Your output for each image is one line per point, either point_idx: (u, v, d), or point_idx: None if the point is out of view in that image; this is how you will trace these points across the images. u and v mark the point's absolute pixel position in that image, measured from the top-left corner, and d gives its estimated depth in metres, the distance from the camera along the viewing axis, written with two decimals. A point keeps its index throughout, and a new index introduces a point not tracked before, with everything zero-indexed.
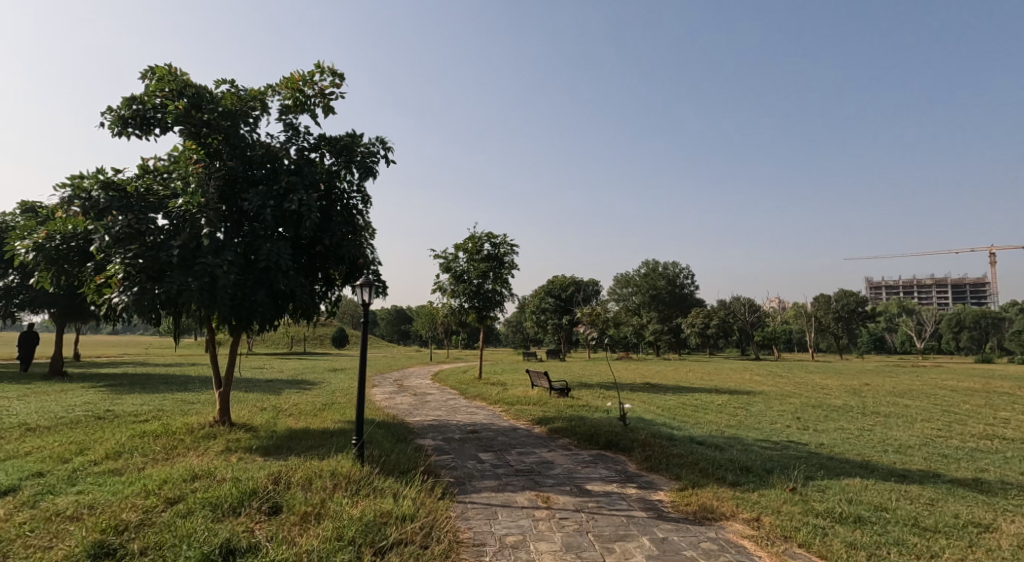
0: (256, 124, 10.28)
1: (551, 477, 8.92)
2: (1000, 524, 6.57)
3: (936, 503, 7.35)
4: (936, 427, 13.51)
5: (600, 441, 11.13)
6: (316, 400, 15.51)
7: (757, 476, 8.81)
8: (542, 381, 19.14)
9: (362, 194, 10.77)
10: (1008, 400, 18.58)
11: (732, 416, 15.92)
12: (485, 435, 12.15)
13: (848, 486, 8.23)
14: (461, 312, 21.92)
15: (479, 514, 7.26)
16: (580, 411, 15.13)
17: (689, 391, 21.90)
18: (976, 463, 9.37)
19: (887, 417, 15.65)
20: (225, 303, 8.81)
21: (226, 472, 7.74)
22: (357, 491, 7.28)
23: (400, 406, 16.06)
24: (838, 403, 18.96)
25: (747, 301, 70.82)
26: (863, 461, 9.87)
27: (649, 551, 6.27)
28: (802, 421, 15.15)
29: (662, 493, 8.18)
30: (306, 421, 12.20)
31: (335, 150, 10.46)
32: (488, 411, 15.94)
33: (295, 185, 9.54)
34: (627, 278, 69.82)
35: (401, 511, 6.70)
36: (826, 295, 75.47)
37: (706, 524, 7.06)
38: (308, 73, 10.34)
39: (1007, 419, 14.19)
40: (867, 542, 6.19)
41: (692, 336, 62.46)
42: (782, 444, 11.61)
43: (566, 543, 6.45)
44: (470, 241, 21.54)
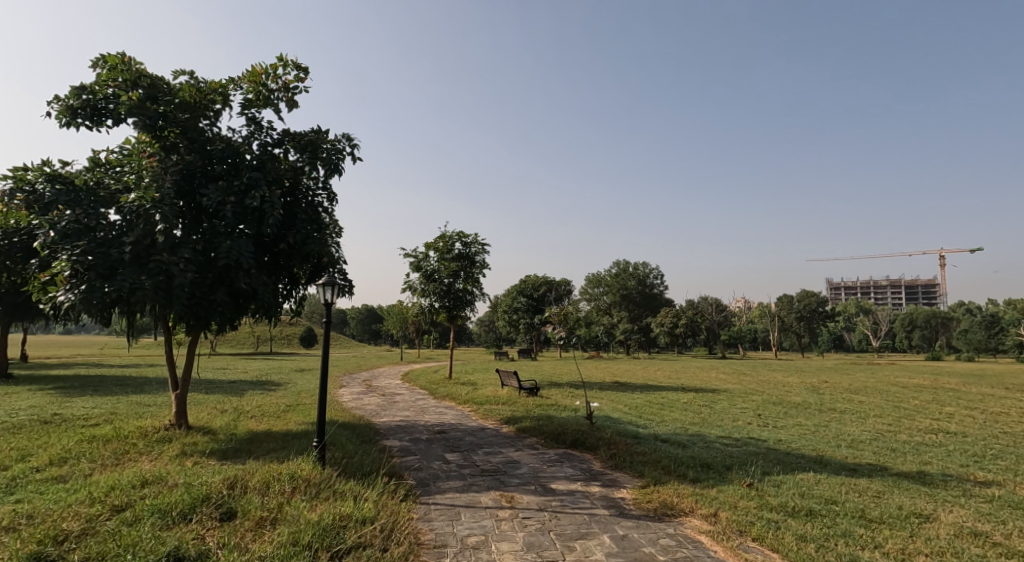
0: (217, 118, 10.01)
1: (516, 477, 8.91)
2: (940, 514, 6.83)
3: (882, 495, 7.60)
4: (887, 422, 13.98)
5: (566, 440, 11.19)
6: (281, 402, 15.21)
7: (716, 472, 8.98)
8: (511, 380, 19.12)
9: (327, 192, 10.59)
10: (956, 396, 19.37)
11: (698, 414, 16.17)
12: (452, 435, 12.07)
13: (801, 480, 8.44)
14: (431, 312, 21.74)
15: (442, 515, 7.20)
16: (549, 411, 15.18)
17: (656, 390, 22.13)
18: (921, 457, 9.75)
19: (842, 413, 16.16)
20: (181, 303, 8.51)
21: (178, 478, 7.49)
22: (316, 495, 7.14)
23: (367, 406, 15.85)
24: (798, 400, 19.45)
25: (714, 301, 72.22)
26: (818, 456, 10.17)
27: (608, 549, 6.32)
28: (762, 418, 15.52)
29: (624, 491, 8.26)
30: (268, 424, 11.92)
31: (299, 146, 10.22)
32: (456, 411, 15.86)
33: (257, 181, 9.30)
34: (598, 278, 70.60)
35: (360, 514, 6.60)
36: (788, 295, 77.51)
37: (665, 520, 7.16)
38: (271, 66, 10.10)
39: (953, 415, 14.77)
40: (816, 535, 6.35)
41: (661, 334, 63.36)
42: (742, 441, 11.87)
43: (528, 543, 6.45)
44: (441, 240, 21.39)
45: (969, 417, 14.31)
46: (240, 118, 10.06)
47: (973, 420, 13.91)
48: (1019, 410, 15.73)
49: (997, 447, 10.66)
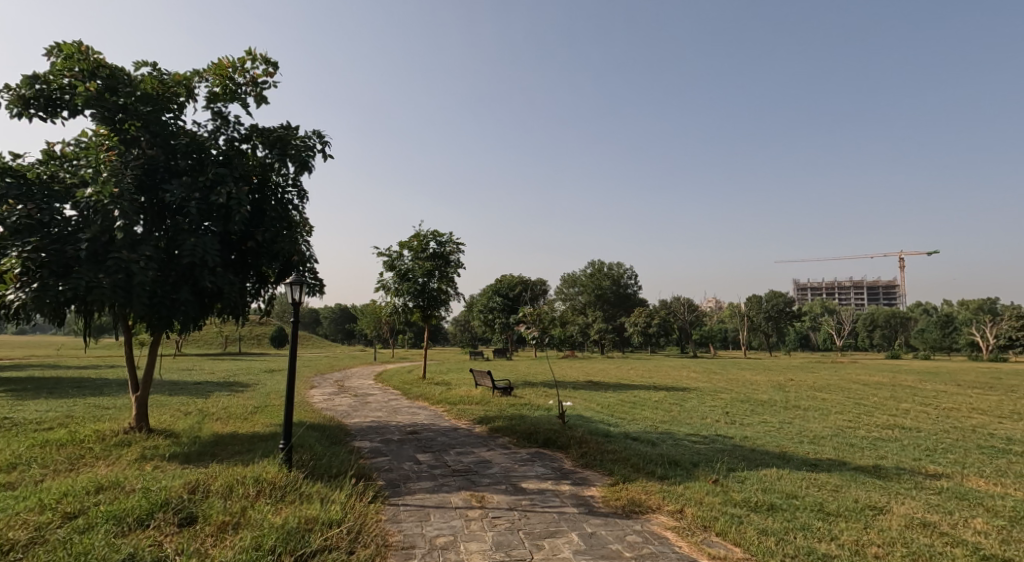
0: (181, 111, 9.75)
1: (487, 477, 8.90)
2: (893, 506, 7.06)
3: (840, 489, 7.81)
4: (848, 419, 14.41)
5: (539, 439, 11.23)
6: (248, 403, 14.93)
7: (684, 469, 9.13)
8: (484, 379, 19.07)
9: (297, 189, 10.40)
10: (912, 393, 20.05)
11: (668, 412, 16.38)
12: (424, 435, 12.01)
13: (764, 476, 8.64)
14: (404, 311, 21.58)
15: (411, 516, 7.15)
16: (521, 410, 15.23)
17: (629, 389, 22.34)
18: (878, 451, 10.08)
19: (806, 410, 16.59)
20: (141, 301, 8.26)
21: (136, 482, 7.29)
22: (281, 498, 7.01)
23: (338, 406, 15.65)
24: (765, 398, 19.87)
25: (687, 300, 73.40)
26: (781, 451, 10.43)
27: (576, 546, 6.37)
28: (730, 416, 15.84)
29: (594, 489, 8.33)
30: (234, 425, 11.68)
31: (268, 142, 10.01)
32: (429, 411, 15.79)
33: (223, 177, 9.06)
34: (574, 278, 71.19)
35: (327, 516, 6.52)
36: (758, 295, 79.20)
37: (633, 517, 7.23)
38: (238, 60, 9.89)
39: (909, 411, 15.29)
40: (777, 529, 6.50)
41: (634, 334, 64.06)
42: (710, 438, 12.10)
43: (496, 542, 6.46)
44: (415, 239, 21.25)
45: (924, 413, 14.84)
46: (205, 112, 9.82)
47: (927, 415, 14.44)
48: (969, 406, 16.37)
49: (949, 441, 11.09)
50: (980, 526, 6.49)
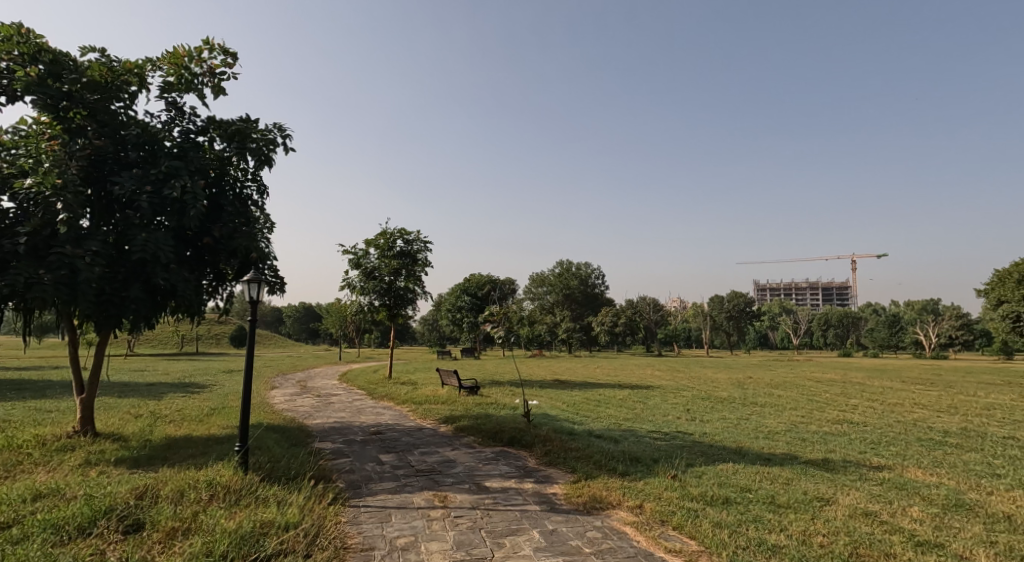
0: (132, 101, 9.39)
1: (451, 476, 8.88)
2: (839, 497, 7.34)
3: (791, 482, 8.08)
4: (801, 414, 14.90)
5: (503, 438, 11.27)
6: (204, 405, 14.52)
7: (644, 465, 9.29)
8: (451, 379, 18.98)
9: (256, 183, 10.15)
10: (861, 389, 20.90)
11: (631, 410, 16.62)
12: (388, 436, 11.89)
13: (721, 470, 8.86)
14: (370, 310, 21.31)
15: (371, 517, 7.08)
16: (487, 409, 15.23)
17: (594, 387, 22.55)
18: (827, 445, 10.46)
19: (763, 407, 17.12)
20: (87, 299, 7.94)
21: (79, 489, 7.00)
22: (235, 502, 6.84)
23: (299, 407, 15.35)
24: (725, 395, 20.36)
25: (652, 300, 74.73)
26: (737, 447, 10.71)
27: (536, 543, 6.41)
28: (691, 413, 16.19)
29: (557, 486, 8.40)
30: (187, 428, 11.32)
31: (226, 135, 9.73)
32: (394, 411, 15.65)
33: (177, 170, 8.74)
34: (542, 277, 71.85)
35: (284, 520, 6.39)
36: (720, 295, 81.19)
37: (594, 513, 7.32)
38: (195, 49, 9.56)
39: (857, 406, 15.93)
40: (730, 522, 6.68)
41: (601, 333, 64.83)
42: (671, 435, 12.33)
43: (457, 542, 6.45)
44: (382, 237, 21.03)
45: (871, 408, 15.47)
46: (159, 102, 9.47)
47: (874, 410, 15.05)
48: (912, 401, 17.16)
49: (893, 434, 11.57)
50: (916, 514, 6.80)
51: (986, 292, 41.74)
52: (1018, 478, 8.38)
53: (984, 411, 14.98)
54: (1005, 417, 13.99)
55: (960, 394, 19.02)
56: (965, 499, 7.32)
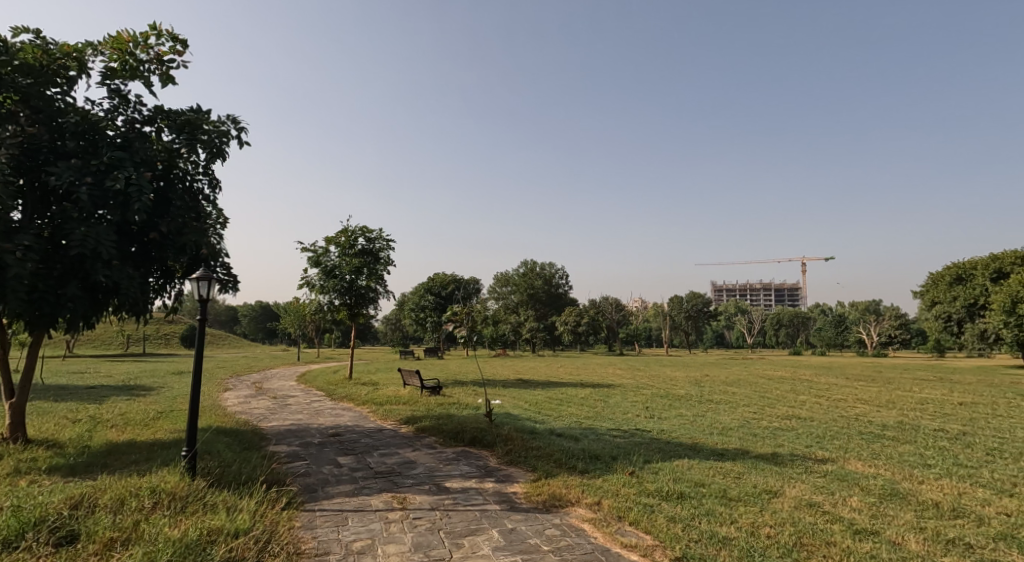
0: (71, 87, 8.95)
1: (411, 478, 8.84)
2: (786, 489, 7.63)
3: (742, 476, 8.36)
4: (753, 411, 15.40)
5: (465, 438, 11.26)
6: (151, 408, 14.01)
7: (603, 463, 9.44)
8: (413, 379, 18.84)
9: (208, 176, 9.83)
10: (809, 386, 21.74)
11: (592, 408, 16.83)
12: (347, 437, 11.73)
13: (677, 466, 9.08)
14: (330, 309, 20.93)
15: (327, 521, 6.99)
16: (449, 409, 15.18)
17: (555, 386, 22.75)
18: (776, 440, 10.85)
19: (718, 404, 17.61)
20: (18, 296, 7.54)
21: (8, 500, 6.67)
22: (181, 509, 6.62)
23: (253, 410, 14.98)
24: (682, 393, 20.84)
25: (614, 300, 75.73)
26: (692, 443, 11.01)
27: (495, 543, 6.45)
28: (649, 410, 16.52)
29: (517, 485, 8.45)
30: (132, 433, 10.91)
31: (175, 126, 9.39)
32: (353, 412, 15.43)
33: (121, 161, 8.37)
34: (506, 277, 72.02)
35: (233, 527, 6.23)
36: (679, 295, 82.99)
37: (553, 511, 7.41)
38: (140, 34, 8.86)
39: (806, 402, 16.58)
40: (684, 516, 6.86)
41: (564, 333, 65.40)
42: (629, 432, 12.56)
43: (415, 543, 6.42)
44: (343, 235, 20.70)
45: (818, 404, 16.12)
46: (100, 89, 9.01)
47: (820, 406, 15.70)
48: (856, 396, 17.97)
49: (837, 428, 12.10)
50: (855, 504, 7.14)
51: (922, 293, 44.07)
52: (948, 467, 8.90)
53: (919, 405, 15.82)
54: (938, 410, 14.82)
55: (898, 389, 20.04)
56: (899, 489, 7.72)
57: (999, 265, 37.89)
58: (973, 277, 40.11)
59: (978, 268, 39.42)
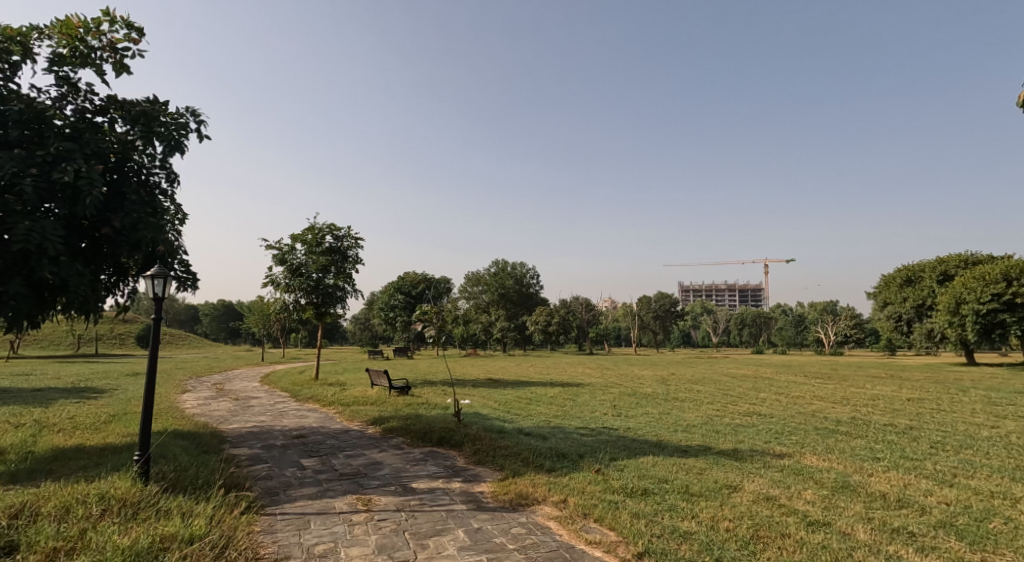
0: (16, 73, 8.55)
1: (376, 479, 8.73)
2: (745, 484, 7.81)
3: (705, 472, 8.52)
4: (717, 408, 15.70)
5: (432, 438, 11.19)
6: (102, 411, 13.47)
7: (570, 461, 9.49)
8: (381, 379, 18.64)
9: (164, 170, 9.50)
10: (769, 384, 22.32)
11: (560, 407, 16.93)
12: (311, 439, 11.52)
13: (642, 463, 9.20)
14: (296, 308, 20.53)
15: (288, 525, 6.85)
16: (417, 409, 15.05)
17: (524, 385, 22.79)
18: (738, 436, 11.10)
19: (683, 402, 17.91)
20: None
21: None
22: (132, 517, 6.39)
23: (213, 412, 14.58)
24: (649, 392, 21.12)
25: (584, 301, 76.22)
26: (657, 440, 11.16)
27: (461, 543, 6.42)
28: (617, 409, 16.72)
29: (484, 485, 8.43)
30: (81, 438, 10.49)
31: (129, 117, 9.06)
32: (319, 413, 15.17)
33: (70, 152, 8.02)
34: (477, 276, 71.82)
35: (188, 533, 6.04)
36: (647, 295, 84.15)
37: (519, 510, 7.41)
38: (92, 20, 8.50)
39: (767, 400, 17.00)
40: (647, 512, 6.94)
41: (535, 333, 65.45)
42: (596, 430, 12.68)
43: (379, 545, 6.35)
44: (310, 232, 20.35)
45: (777, 401, 16.54)
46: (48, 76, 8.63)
47: (780, 403, 16.10)
48: (814, 394, 18.52)
49: (795, 424, 12.44)
50: (809, 496, 7.34)
51: (875, 294, 45.71)
52: (895, 460, 9.25)
53: (871, 401, 16.40)
54: (889, 406, 15.38)
55: (852, 386, 20.73)
56: (851, 481, 7.98)
57: (946, 268, 39.63)
58: (921, 279, 41.79)
59: (926, 271, 41.08)
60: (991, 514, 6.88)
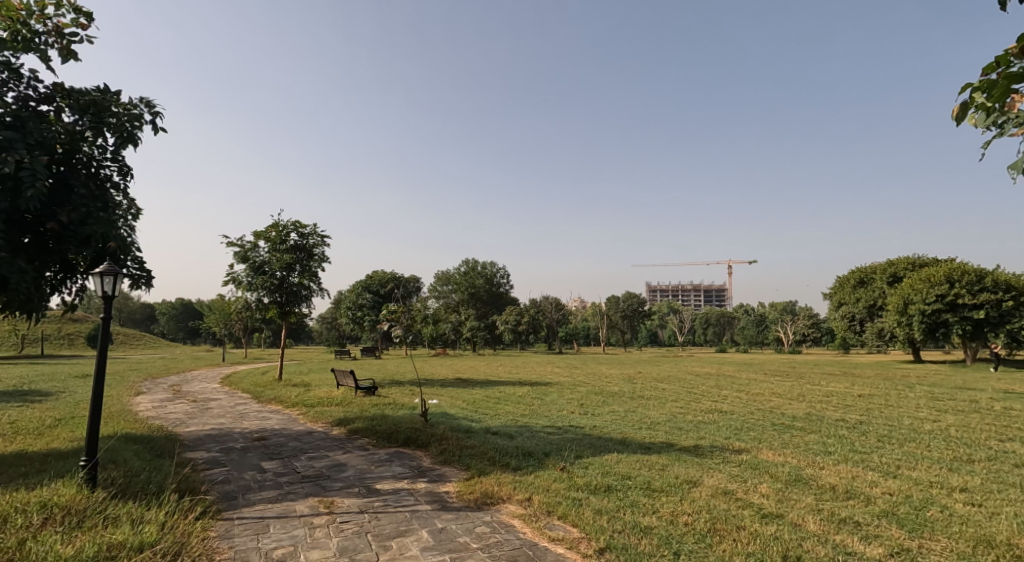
0: None
1: (340, 481, 8.58)
2: (704, 479, 7.96)
3: (666, 468, 8.65)
4: (680, 406, 15.96)
5: (398, 439, 11.06)
6: (48, 416, 12.88)
7: (536, 460, 9.50)
8: (347, 380, 18.37)
9: (117, 162, 9.14)
10: (731, 381, 22.84)
11: (528, 406, 16.94)
12: (272, 441, 11.28)
13: (606, 460, 9.28)
14: (259, 308, 20.05)
15: (246, 530, 6.67)
16: (383, 410, 14.86)
17: (492, 385, 22.75)
18: (699, 433, 11.30)
19: (648, 400, 18.17)
20: None
21: None
22: (77, 525, 6.12)
23: (170, 414, 14.11)
24: (615, 390, 21.33)
25: (554, 300, 76.60)
26: (622, 438, 11.27)
27: (424, 543, 6.35)
28: (583, 407, 16.85)
29: (449, 485, 8.37)
30: (24, 443, 10.02)
31: (77, 106, 8.68)
32: (281, 414, 14.86)
33: (12, 142, 7.65)
34: (447, 275, 71.37)
35: (138, 540, 5.83)
36: (615, 295, 85.03)
37: (484, 509, 7.38)
38: (36, 3, 8.13)
39: (728, 397, 17.38)
40: (610, 508, 7.00)
41: (505, 332, 65.36)
42: (562, 429, 12.75)
43: (341, 548, 6.23)
44: (273, 229, 19.91)
45: (738, 398, 16.91)
46: None
47: (740, 400, 16.48)
48: (772, 391, 19.02)
49: (753, 420, 12.75)
50: (764, 490, 7.52)
51: (830, 295, 47.21)
52: (845, 453, 9.57)
53: (825, 398, 16.93)
54: (842, 403, 15.90)
55: (809, 384, 21.34)
56: (803, 474, 8.22)
57: (895, 270, 41.29)
58: (873, 281, 43.37)
59: (876, 272, 42.71)
60: (930, 503, 7.17)
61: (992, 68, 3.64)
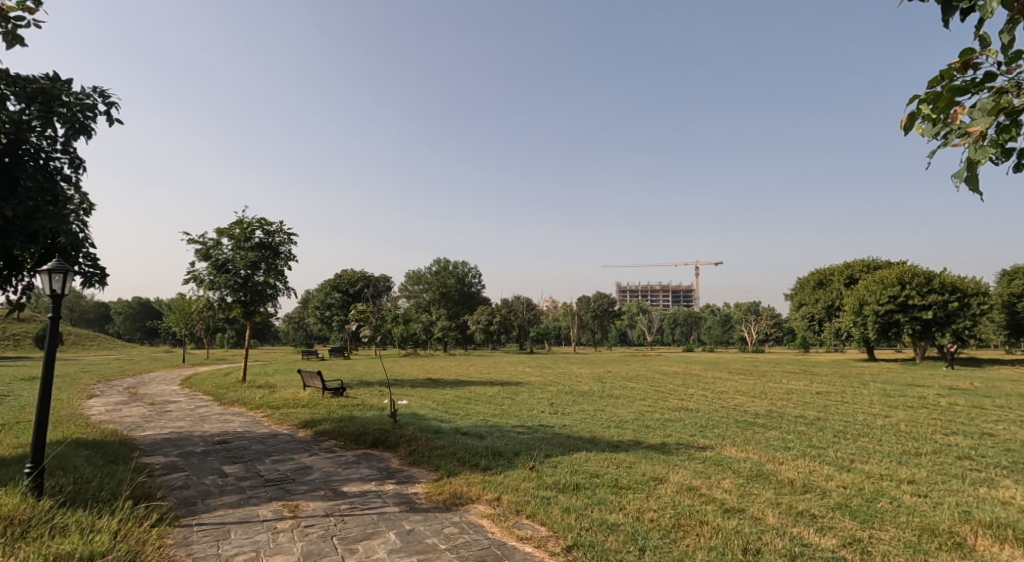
0: None
1: (305, 484, 8.39)
2: (670, 475, 8.03)
3: (633, 465, 8.70)
4: (648, 404, 16.15)
5: (366, 441, 10.88)
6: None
7: (505, 459, 9.46)
8: (313, 381, 18.02)
9: (67, 154, 8.75)
10: (697, 380, 23.25)
11: (497, 406, 16.87)
12: (234, 444, 10.96)
13: (575, 459, 9.29)
14: (221, 307, 19.51)
15: (206, 536, 6.46)
16: (351, 411, 14.61)
17: (462, 385, 22.66)
18: (666, 431, 11.43)
19: (616, 398, 18.31)
20: None
21: None
22: (20, 536, 5.82)
23: (125, 418, 13.59)
24: (584, 389, 21.46)
25: (525, 300, 76.74)
26: (590, 437, 11.31)
27: (391, 545, 6.25)
28: (552, 407, 16.87)
29: (417, 486, 8.27)
30: None
31: (24, 95, 8.26)
32: (244, 417, 14.47)
33: None
34: (418, 274, 70.70)
35: (88, 550, 5.58)
36: (586, 295, 85.53)
37: (452, 510, 7.30)
38: None
39: (694, 395, 17.66)
40: (578, 506, 7.01)
41: (476, 332, 65.19)
42: (531, 428, 12.73)
43: (305, 552, 6.08)
44: (238, 227, 19.42)
45: (703, 396, 17.20)
46: None
47: (705, 398, 16.75)
48: (736, 389, 19.40)
49: (717, 418, 12.96)
50: (728, 485, 7.63)
51: (792, 295, 48.47)
52: (804, 449, 9.80)
53: (786, 395, 17.33)
54: (802, 400, 16.30)
55: (771, 382, 21.85)
56: (765, 470, 8.38)
57: (852, 272, 42.67)
58: (832, 282, 44.71)
59: (835, 274, 44.05)
60: (882, 494, 7.39)
61: (939, 79, 3.73)
